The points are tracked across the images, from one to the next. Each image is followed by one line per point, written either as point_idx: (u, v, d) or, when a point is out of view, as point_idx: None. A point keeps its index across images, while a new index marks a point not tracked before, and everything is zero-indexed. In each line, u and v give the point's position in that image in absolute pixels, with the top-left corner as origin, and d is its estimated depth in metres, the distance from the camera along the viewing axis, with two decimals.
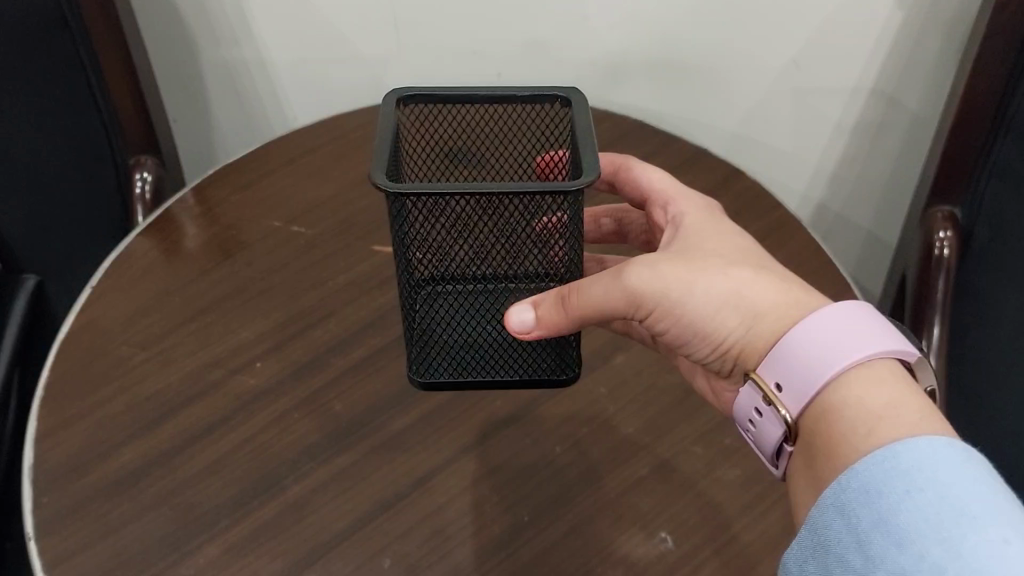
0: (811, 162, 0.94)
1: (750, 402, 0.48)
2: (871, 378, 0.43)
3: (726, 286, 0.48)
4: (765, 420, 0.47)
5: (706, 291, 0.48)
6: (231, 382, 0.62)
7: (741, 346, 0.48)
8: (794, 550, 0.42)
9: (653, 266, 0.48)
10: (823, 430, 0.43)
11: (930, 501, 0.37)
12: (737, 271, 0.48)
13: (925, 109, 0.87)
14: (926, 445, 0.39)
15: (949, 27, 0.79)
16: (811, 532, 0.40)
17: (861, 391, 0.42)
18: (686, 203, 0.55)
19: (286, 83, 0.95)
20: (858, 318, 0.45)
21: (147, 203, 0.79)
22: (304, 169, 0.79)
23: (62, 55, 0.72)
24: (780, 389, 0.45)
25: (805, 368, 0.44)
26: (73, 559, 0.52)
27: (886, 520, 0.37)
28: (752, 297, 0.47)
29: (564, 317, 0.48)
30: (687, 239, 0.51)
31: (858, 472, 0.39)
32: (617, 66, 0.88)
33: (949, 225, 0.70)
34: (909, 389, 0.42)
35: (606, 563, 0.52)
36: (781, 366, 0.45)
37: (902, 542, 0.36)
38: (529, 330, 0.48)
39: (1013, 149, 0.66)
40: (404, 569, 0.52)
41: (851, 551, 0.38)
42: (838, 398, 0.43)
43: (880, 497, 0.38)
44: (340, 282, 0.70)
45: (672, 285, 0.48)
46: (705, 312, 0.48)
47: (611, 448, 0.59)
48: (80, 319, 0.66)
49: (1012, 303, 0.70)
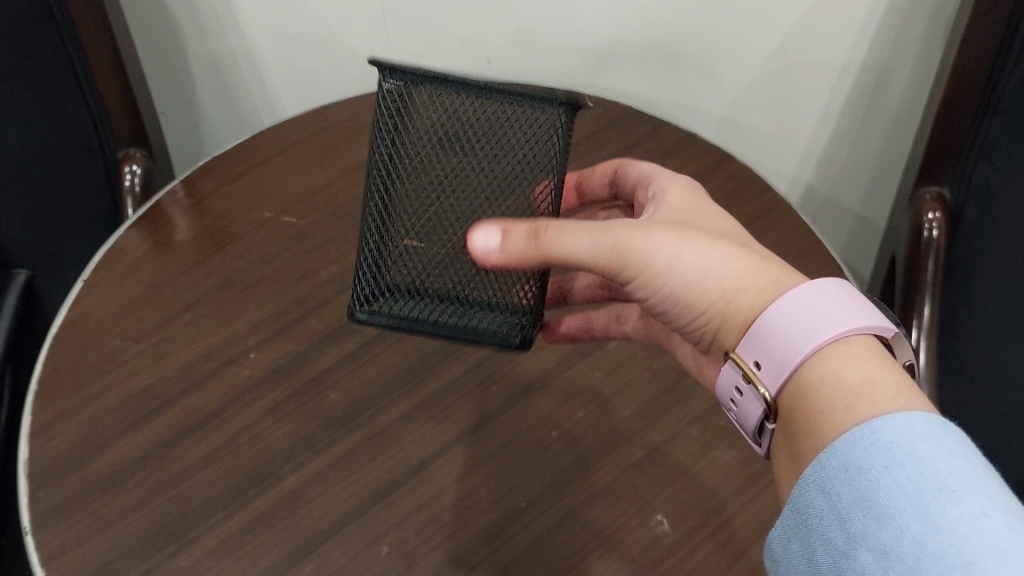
0: (800, 145, 0.95)
1: (731, 381, 0.48)
2: (847, 354, 0.43)
3: (713, 257, 0.48)
4: (746, 399, 0.47)
5: (692, 260, 0.48)
6: (226, 373, 0.62)
7: (721, 319, 0.48)
8: (778, 531, 0.42)
9: (644, 231, 0.48)
10: (804, 407, 0.43)
11: (910, 477, 0.37)
12: (721, 245, 0.48)
13: (913, 89, 0.86)
14: (904, 421, 0.39)
15: (936, 9, 0.79)
16: (793, 511, 0.41)
17: (839, 367, 0.43)
18: (668, 181, 0.55)
19: (272, 71, 0.94)
20: (842, 293, 0.45)
21: (137, 198, 0.78)
22: (294, 159, 0.79)
23: (49, 47, 0.71)
24: (759, 367, 0.46)
25: (786, 343, 0.44)
26: (71, 552, 0.52)
27: (866, 497, 0.38)
28: (733, 271, 0.47)
29: (532, 251, 0.47)
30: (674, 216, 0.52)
31: (837, 450, 0.40)
32: (606, 52, 0.88)
33: (937, 206, 0.71)
34: (884, 362, 0.43)
35: (603, 547, 0.53)
36: (759, 344, 0.45)
37: (882, 518, 0.37)
38: (491, 255, 0.47)
39: (1000, 129, 0.66)
40: (402, 557, 0.53)
41: (833, 528, 0.39)
42: (817, 374, 0.43)
43: (860, 474, 0.38)
44: (333, 271, 0.69)
45: (658, 256, 0.47)
46: (689, 281, 0.48)
47: (607, 432, 0.59)
48: (73, 313, 0.66)
49: (998, 280, 0.70)
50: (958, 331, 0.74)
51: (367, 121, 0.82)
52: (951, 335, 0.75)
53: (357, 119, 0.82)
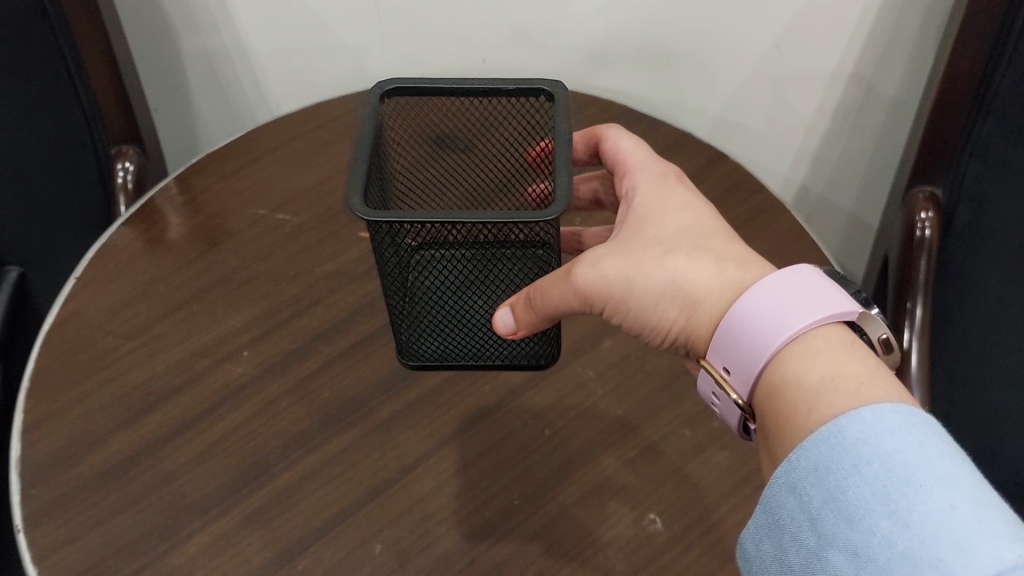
0: (793, 147, 0.95)
1: (708, 386, 0.49)
2: (807, 352, 0.43)
3: (666, 274, 0.48)
4: (724, 403, 0.49)
5: (647, 283, 0.48)
6: (219, 371, 0.62)
7: (686, 332, 0.49)
8: (750, 530, 0.42)
9: (596, 264, 0.49)
10: (772, 408, 0.44)
11: (878, 474, 0.37)
12: (672, 257, 0.48)
13: (906, 90, 0.87)
14: (871, 416, 0.39)
15: (928, 12, 0.80)
16: (763, 512, 0.41)
17: (797, 369, 0.43)
18: (640, 175, 0.54)
19: (266, 67, 0.94)
20: (814, 285, 0.45)
21: (130, 194, 0.77)
22: (289, 157, 0.78)
23: (42, 44, 0.71)
24: (729, 373, 0.47)
25: (749, 348, 0.45)
26: (63, 550, 0.52)
27: (836, 497, 0.38)
28: (692, 282, 0.48)
29: (536, 319, 0.49)
30: (637, 221, 0.51)
31: (806, 450, 0.40)
32: (601, 51, 0.88)
33: (930, 206, 0.71)
34: (846, 355, 0.43)
35: (597, 544, 0.53)
36: (725, 351, 0.46)
37: (853, 519, 0.37)
38: (514, 330, 0.51)
39: (993, 130, 0.66)
40: (395, 555, 0.53)
41: (805, 529, 0.39)
42: (779, 377, 0.44)
43: (830, 473, 0.38)
44: (327, 269, 0.69)
45: (617, 285, 0.49)
46: (650, 302, 0.49)
47: (600, 430, 0.59)
48: (65, 311, 0.66)
49: (992, 279, 0.71)
50: (953, 330, 0.74)
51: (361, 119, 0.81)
52: (943, 335, 0.75)
53: (351, 117, 0.82)
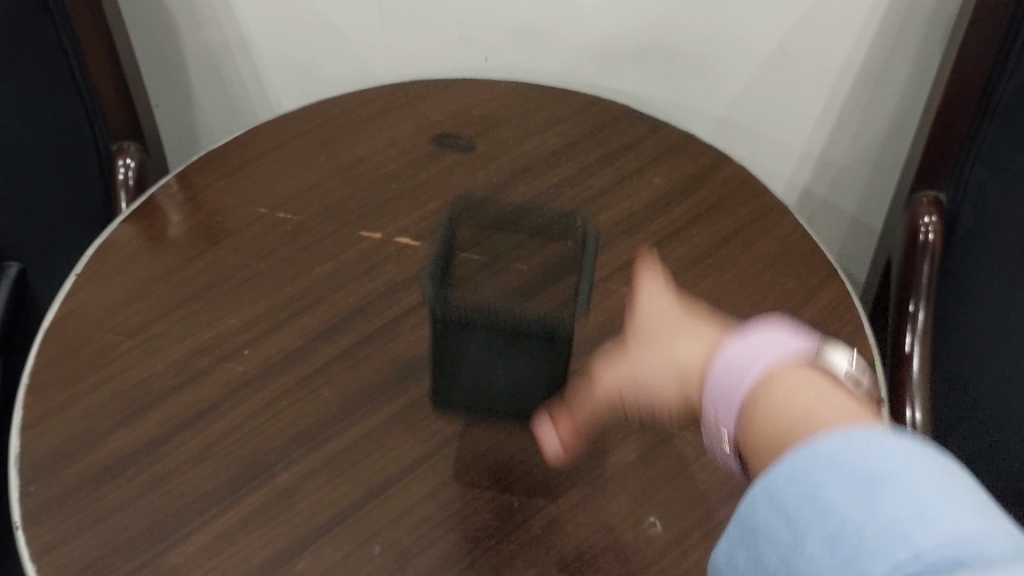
0: (796, 150, 0.95)
1: (712, 426, 0.54)
2: (790, 390, 0.50)
3: (671, 360, 0.55)
4: (717, 436, 0.54)
5: (654, 370, 0.56)
6: (219, 369, 0.62)
7: (692, 401, 0.55)
8: (724, 542, 0.42)
9: (622, 372, 0.56)
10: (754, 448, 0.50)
11: (864, 483, 0.37)
12: (681, 346, 0.56)
13: (910, 94, 0.87)
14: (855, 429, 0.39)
15: (933, 15, 0.80)
16: (737, 534, 0.41)
17: (783, 409, 0.49)
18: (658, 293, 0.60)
19: (268, 64, 0.93)
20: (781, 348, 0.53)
21: (130, 190, 0.77)
22: (291, 154, 0.78)
23: (46, 38, 0.71)
24: (721, 429, 0.54)
25: (725, 392, 0.53)
26: (61, 548, 0.52)
27: (820, 508, 0.38)
28: (689, 361, 0.55)
29: (575, 438, 0.57)
30: (652, 340, 0.57)
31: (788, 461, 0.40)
32: (604, 52, 0.88)
33: (933, 211, 0.71)
34: (822, 389, 0.50)
35: (597, 546, 0.53)
36: (721, 416, 0.53)
37: (839, 527, 0.37)
38: (558, 455, 0.57)
39: (997, 135, 0.66)
40: (395, 556, 0.53)
41: (785, 548, 0.38)
42: (756, 426, 0.50)
43: (813, 483, 0.38)
44: (328, 267, 0.69)
45: (630, 381, 0.56)
46: (655, 390, 0.56)
47: (601, 433, 0.59)
48: (65, 307, 0.66)
49: (997, 287, 0.71)
50: (954, 332, 0.74)
51: (364, 118, 0.81)
52: (945, 343, 0.75)
53: (353, 116, 0.81)
